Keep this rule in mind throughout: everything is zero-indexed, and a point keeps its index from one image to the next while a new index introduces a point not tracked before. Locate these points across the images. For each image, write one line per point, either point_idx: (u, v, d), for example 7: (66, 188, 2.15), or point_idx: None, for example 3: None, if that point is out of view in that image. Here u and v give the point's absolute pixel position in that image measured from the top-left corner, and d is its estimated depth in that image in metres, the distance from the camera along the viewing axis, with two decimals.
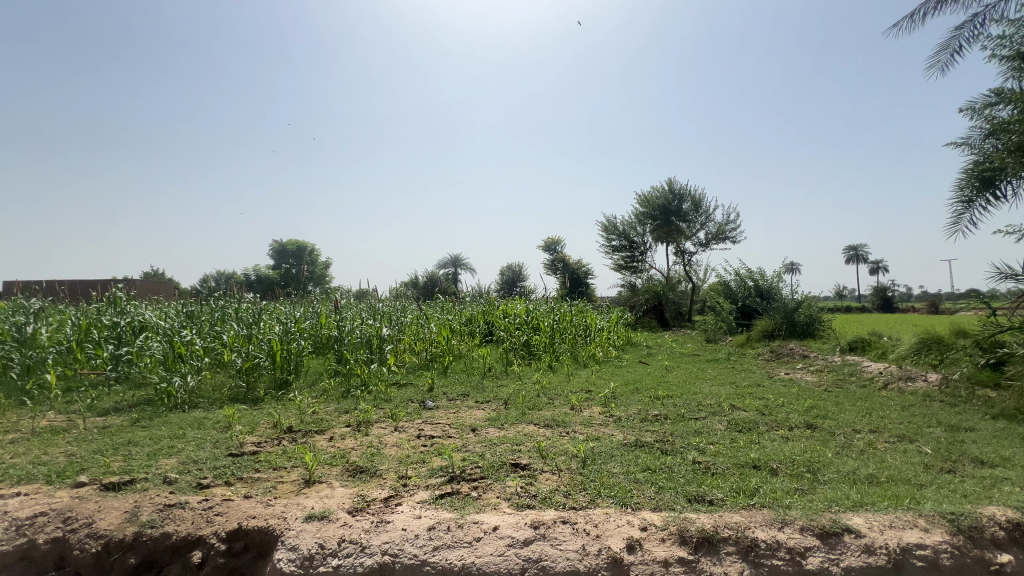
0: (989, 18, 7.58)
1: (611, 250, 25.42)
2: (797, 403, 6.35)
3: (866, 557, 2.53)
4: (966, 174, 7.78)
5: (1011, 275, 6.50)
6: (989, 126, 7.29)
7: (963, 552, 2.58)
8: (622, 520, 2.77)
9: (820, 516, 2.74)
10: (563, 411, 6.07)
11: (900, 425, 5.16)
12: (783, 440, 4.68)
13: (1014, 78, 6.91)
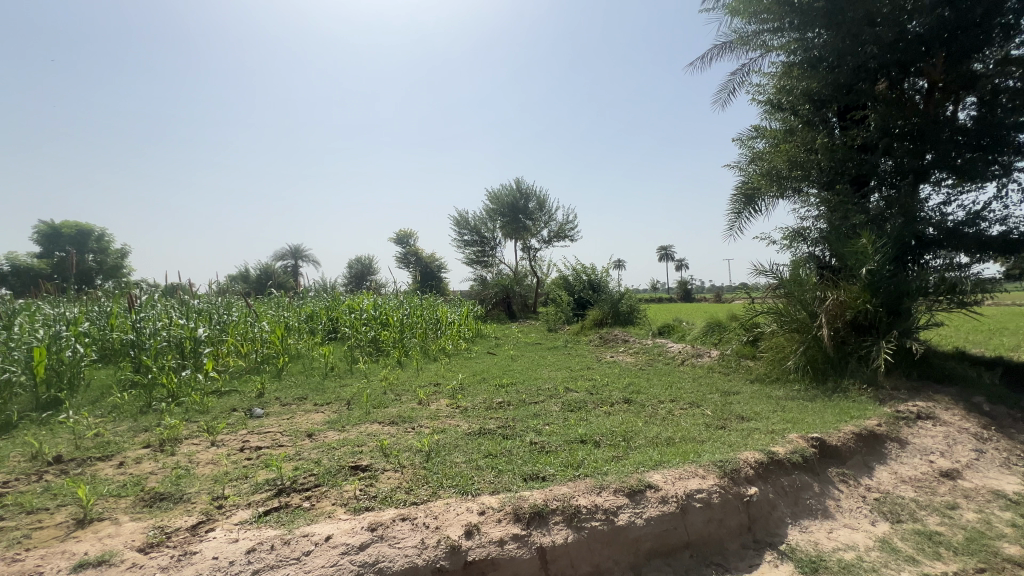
0: (752, 69, 9.63)
1: (462, 244, 25.82)
2: (618, 382, 7.30)
3: (661, 506, 3.02)
4: (737, 191, 9.83)
5: (764, 271, 8.38)
6: (750, 155, 9.31)
7: (727, 490, 3.24)
8: (462, 508, 2.84)
9: (629, 478, 3.19)
10: (410, 406, 5.98)
11: (691, 394, 6.29)
12: (605, 415, 5.33)
13: (767, 118, 8.92)
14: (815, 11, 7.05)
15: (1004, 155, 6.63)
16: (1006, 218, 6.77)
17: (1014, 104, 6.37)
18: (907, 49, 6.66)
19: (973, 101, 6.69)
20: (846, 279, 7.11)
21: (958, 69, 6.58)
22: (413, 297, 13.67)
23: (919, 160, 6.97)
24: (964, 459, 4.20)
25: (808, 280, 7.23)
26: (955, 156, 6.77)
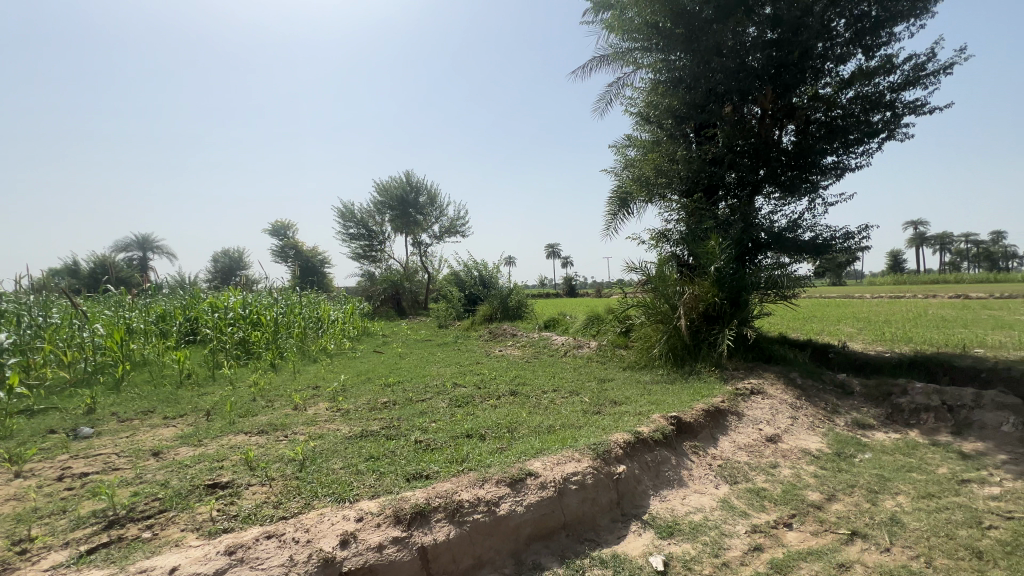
0: (626, 82, 10.51)
1: (347, 238, 24.36)
2: (505, 375, 7.49)
3: (540, 492, 3.16)
4: (613, 194, 10.66)
5: (635, 268, 9.21)
6: (624, 161, 10.16)
7: (600, 470, 3.51)
8: (337, 517, 2.67)
9: (511, 468, 3.29)
10: (283, 412, 5.47)
11: (572, 383, 6.69)
12: (492, 408, 5.43)
13: (638, 129, 9.82)
14: (676, 36, 7.96)
15: (814, 175, 8.07)
16: (815, 226, 8.25)
17: (821, 133, 7.79)
18: (745, 78, 7.77)
19: (793, 128, 8.03)
20: (700, 276, 8.12)
21: (783, 99, 7.84)
22: (289, 293, 12.55)
23: (754, 175, 8.19)
24: (783, 425, 5.07)
25: (670, 276, 8.12)
26: (780, 173, 8.09)
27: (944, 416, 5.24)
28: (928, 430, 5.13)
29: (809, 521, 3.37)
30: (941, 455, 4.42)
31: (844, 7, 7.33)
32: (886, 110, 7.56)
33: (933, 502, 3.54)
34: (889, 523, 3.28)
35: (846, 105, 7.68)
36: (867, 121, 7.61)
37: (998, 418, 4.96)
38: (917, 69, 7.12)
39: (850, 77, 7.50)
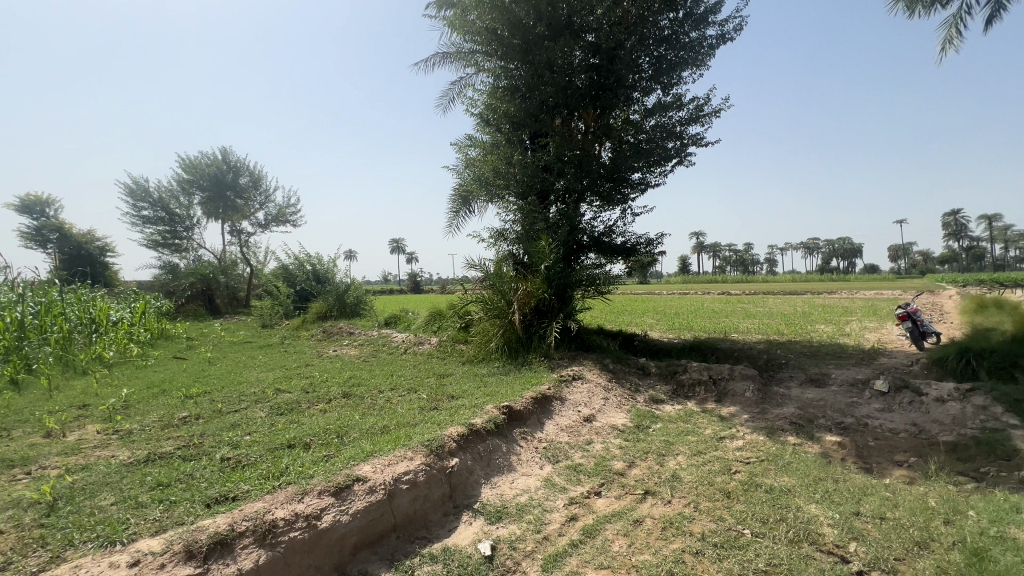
0: (468, 83, 10.73)
1: (138, 220, 19.92)
2: (338, 376, 6.97)
3: (369, 496, 3.02)
4: (455, 191, 10.79)
5: (475, 265, 9.48)
6: (465, 160, 10.37)
7: (432, 466, 3.50)
8: (102, 566, 2.17)
9: (336, 476, 3.09)
10: (25, 442, 4.19)
11: (410, 380, 6.56)
12: (321, 413, 5.00)
13: (479, 130, 10.13)
14: (513, 46, 8.46)
15: (626, 188, 9.33)
16: (625, 233, 9.56)
17: (630, 153, 9.04)
18: (572, 95, 8.57)
19: (610, 145, 9.15)
20: (532, 274, 8.73)
21: (602, 119, 8.88)
22: (44, 287, 9.72)
23: (579, 183, 9.11)
24: (597, 405, 5.76)
25: (507, 273, 8.56)
26: (599, 184, 9.16)
27: (710, 387, 6.56)
28: (700, 400, 6.38)
29: (614, 487, 3.89)
30: (707, 420, 5.54)
31: (648, 48, 8.61)
32: (676, 139, 9.15)
33: (700, 458, 4.41)
34: (671, 479, 3.98)
35: (649, 130, 9.06)
36: (664, 147, 9.10)
37: (744, 386, 6.38)
38: (697, 109, 8.78)
39: (652, 108, 8.87)
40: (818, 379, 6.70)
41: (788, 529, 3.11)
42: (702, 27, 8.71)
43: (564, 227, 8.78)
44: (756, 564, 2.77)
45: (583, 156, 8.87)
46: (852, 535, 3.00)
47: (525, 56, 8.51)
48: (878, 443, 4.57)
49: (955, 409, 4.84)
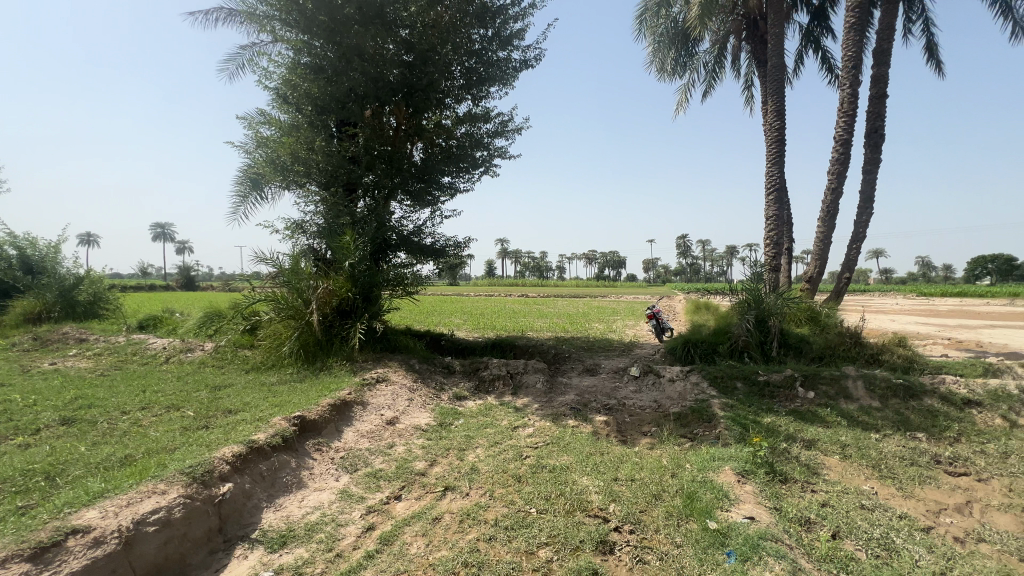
0: (262, 51, 9.36)
1: None
2: (55, 397, 5.24)
3: (93, 551, 2.36)
4: (242, 173, 9.29)
5: (266, 259, 8.32)
6: (256, 138, 9.03)
7: (194, 498, 2.92)
8: None
9: (38, 533, 2.32)
10: None
11: (171, 395, 5.36)
12: (20, 450, 3.67)
13: (274, 107, 8.94)
14: (318, 22, 7.76)
15: (436, 190, 9.43)
16: (434, 234, 9.66)
17: (441, 156, 9.17)
18: (384, 89, 8.28)
19: (421, 145, 9.11)
20: (335, 271, 8.10)
21: (414, 118, 8.79)
22: None
23: (389, 180, 8.86)
24: (401, 407, 5.66)
25: (305, 270, 7.76)
26: (409, 184, 9.05)
27: (508, 381, 7.10)
28: (498, 393, 6.86)
29: (414, 488, 3.86)
30: (504, 411, 5.99)
31: (460, 57, 8.89)
32: (484, 150, 9.65)
33: (497, 448, 4.72)
34: (469, 472, 4.15)
35: (459, 137, 9.33)
36: (473, 155, 9.49)
37: (535, 378, 7.11)
38: (503, 124, 9.44)
39: (462, 116, 9.18)
40: (592, 369, 7.91)
41: (565, 502, 3.55)
42: (509, 49, 9.35)
43: (372, 224, 8.39)
44: (539, 539, 3.09)
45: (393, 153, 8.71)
46: (611, 498, 3.60)
47: (331, 36, 7.88)
48: (632, 419, 5.62)
49: (679, 387, 6.29)
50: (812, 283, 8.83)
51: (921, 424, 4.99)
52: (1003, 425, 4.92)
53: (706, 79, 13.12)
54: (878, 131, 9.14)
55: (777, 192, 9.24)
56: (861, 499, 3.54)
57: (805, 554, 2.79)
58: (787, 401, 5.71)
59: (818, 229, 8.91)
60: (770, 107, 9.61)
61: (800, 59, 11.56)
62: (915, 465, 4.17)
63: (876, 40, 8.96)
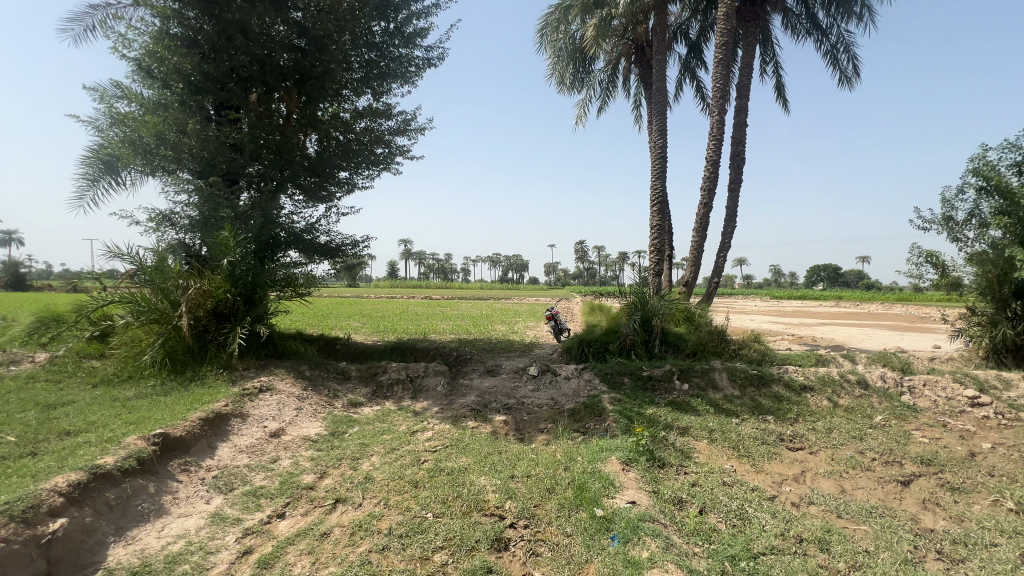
0: (119, 14, 8.09)
1: None
2: None
3: None
4: (91, 153, 7.93)
5: (122, 254, 7.20)
6: (110, 114, 7.77)
7: (10, 540, 2.52)
8: None
9: None
10: None
11: None
12: None
13: (135, 80, 7.78)
14: None
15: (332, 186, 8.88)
16: (330, 232, 9.10)
17: (338, 151, 8.67)
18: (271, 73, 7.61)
19: (316, 137, 8.54)
20: (212, 269, 7.27)
21: (308, 108, 8.21)
22: None
23: (277, 172, 8.14)
24: (288, 417, 5.22)
25: (173, 268, 6.85)
26: (301, 177, 8.42)
27: (407, 385, 6.93)
28: (397, 398, 6.65)
29: (301, 503, 3.59)
30: (403, 416, 5.82)
31: (359, 48, 8.48)
32: (385, 146, 9.29)
33: (394, 454, 4.58)
34: (363, 481, 3.97)
35: (358, 132, 8.89)
36: (372, 152, 9.09)
37: (436, 381, 7.02)
38: (405, 122, 9.20)
39: (362, 110, 8.75)
40: (493, 370, 8.02)
41: (462, 503, 3.55)
42: (412, 47, 9.15)
43: (256, 219, 7.65)
44: (434, 543, 3.05)
45: (283, 142, 8.04)
46: (507, 495, 3.67)
47: (208, 8, 7.07)
48: (530, 417, 5.79)
49: (573, 384, 6.63)
50: (688, 286, 9.86)
51: (770, 409, 5.81)
52: (829, 406, 5.93)
53: (601, 96, 14.03)
54: (740, 155, 10.50)
55: (660, 204, 10.17)
56: (724, 477, 4.02)
57: (677, 530, 3.09)
58: (666, 394, 6.31)
59: (693, 238, 9.97)
60: (654, 127, 10.56)
61: (679, 85, 12.88)
62: (765, 443, 4.85)
63: (739, 76, 10.29)
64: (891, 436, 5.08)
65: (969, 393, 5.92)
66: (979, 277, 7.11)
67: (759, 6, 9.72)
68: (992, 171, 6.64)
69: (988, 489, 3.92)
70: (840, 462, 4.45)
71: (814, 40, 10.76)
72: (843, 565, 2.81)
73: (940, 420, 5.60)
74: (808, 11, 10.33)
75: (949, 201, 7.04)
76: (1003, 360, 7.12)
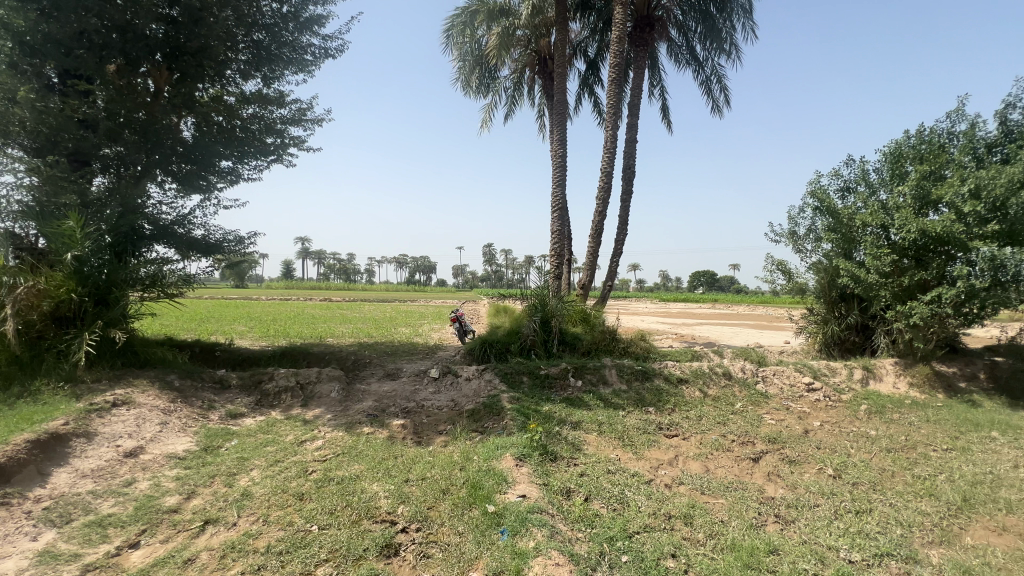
0: None
1: None
2: None
3: None
4: None
5: None
6: None
7: None
8: None
9: None
10: None
11: None
12: None
13: None
14: None
15: (211, 175, 8.00)
16: (206, 226, 8.19)
17: (220, 137, 7.80)
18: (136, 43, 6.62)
19: (192, 120, 7.62)
20: (51, 265, 6.18)
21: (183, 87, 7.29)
22: None
23: (141, 156, 7.07)
24: (148, 434, 4.60)
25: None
26: (172, 163, 7.48)
27: (297, 393, 6.46)
28: (285, 407, 6.18)
29: (161, 529, 3.20)
30: (290, 426, 5.42)
31: (248, 27, 7.68)
32: (277, 136, 8.50)
33: (278, 467, 4.25)
34: (240, 498, 3.64)
35: (245, 119, 8.03)
36: (261, 141, 8.26)
37: (329, 387, 6.63)
38: (299, 112, 8.57)
39: (250, 95, 7.97)
40: (393, 374, 7.79)
41: (351, 512, 3.41)
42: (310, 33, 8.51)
43: (113, 209, 6.65)
44: (318, 556, 2.89)
45: (149, 122, 7.06)
46: (400, 500, 3.59)
47: None
48: (429, 419, 5.73)
49: (474, 385, 6.68)
50: (585, 289, 10.45)
51: (652, 400, 6.37)
52: (700, 396, 6.65)
53: (506, 102, 14.34)
54: (631, 168, 11.38)
55: (560, 211, 10.64)
56: (608, 465, 4.33)
57: (563, 518, 3.27)
58: (561, 391, 6.63)
59: (589, 244, 10.59)
60: (555, 137, 11.04)
61: (578, 99, 13.61)
62: (646, 432, 5.30)
63: (630, 96, 11.15)
64: (747, 420, 5.85)
65: (805, 380, 7.02)
66: (815, 282, 8.44)
67: (647, 33, 10.62)
68: (824, 194, 7.95)
69: (815, 459, 4.68)
70: (706, 445, 5.01)
71: (693, 69, 12.02)
72: (702, 535, 3.17)
73: (785, 404, 6.56)
74: (688, 43, 11.52)
75: (794, 218, 8.28)
76: (832, 352, 8.53)
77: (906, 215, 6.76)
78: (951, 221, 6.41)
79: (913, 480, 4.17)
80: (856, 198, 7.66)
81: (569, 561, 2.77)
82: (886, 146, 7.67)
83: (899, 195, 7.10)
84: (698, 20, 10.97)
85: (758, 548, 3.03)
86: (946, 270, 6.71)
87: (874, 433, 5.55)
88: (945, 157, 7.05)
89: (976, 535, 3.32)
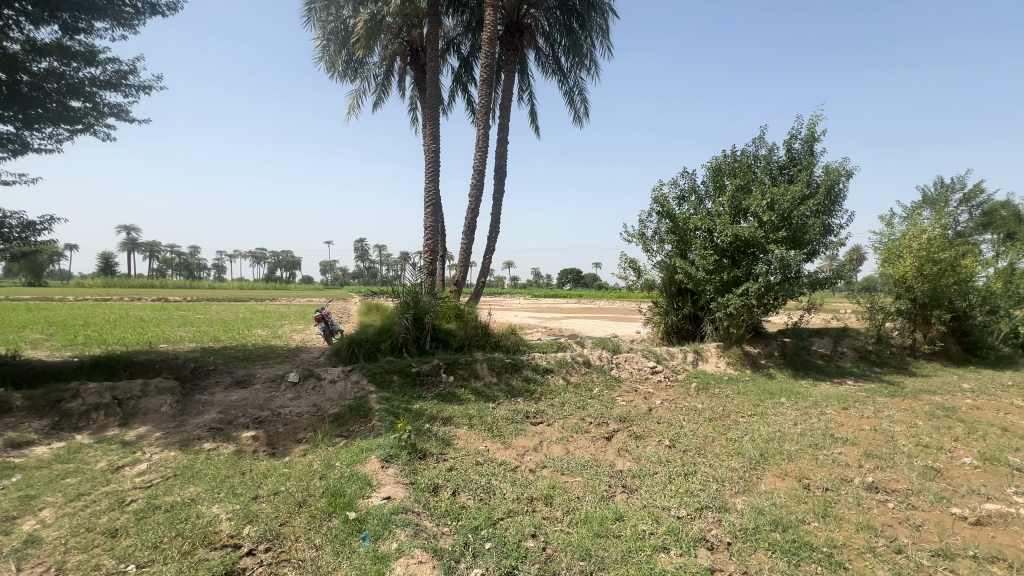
0: None
1: None
2: None
3: None
4: None
5: None
6: None
7: None
8: None
9: None
10: None
11: None
12: None
13: None
14: None
15: None
16: None
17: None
18: None
19: None
20: None
21: None
22: None
23: None
24: None
25: None
26: None
27: (113, 411, 5.39)
28: (96, 428, 5.12)
29: None
30: (102, 450, 4.50)
31: None
32: (85, 101, 6.88)
33: (81, 502, 3.50)
34: (20, 547, 2.92)
35: (37, 75, 6.38)
36: (62, 105, 6.66)
37: (159, 401, 5.64)
38: (119, 75, 7.13)
39: (43, 47, 6.35)
40: (243, 381, 6.94)
41: (182, 542, 2.95)
42: None
43: None
44: None
45: None
46: (246, 520, 3.21)
47: None
48: (285, 428, 5.22)
49: (339, 387, 6.27)
50: (458, 285, 10.48)
51: (520, 391, 6.67)
52: (563, 383, 7.14)
53: (375, 91, 13.67)
54: (502, 168, 11.71)
55: (433, 207, 10.51)
56: (477, 457, 4.41)
57: (428, 515, 3.24)
58: (433, 387, 6.58)
59: (462, 241, 10.65)
60: (428, 131, 10.84)
61: (451, 95, 13.57)
62: (514, 422, 5.52)
63: (501, 97, 11.47)
64: (602, 404, 6.43)
65: (650, 365, 7.99)
66: (658, 278, 9.61)
67: (517, 39, 10.99)
68: (665, 201, 9.08)
69: (656, 433, 5.33)
70: (567, 429, 5.39)
71: (558, 79, 12.79)
72: (560, 513, 3.41)
73: (633, 387, 7.38)
74: (554, 54, 12.22)
75: (643, 221, 9.31)
76: (671, 339, 9.81)
77: (724, 222, 8.07)
78: (755, 228, 7.84)
79: (726, 443, 5.00)
80: (688, 205, 8.91)
81: (433, 556, 2.75)
82: (710, 163, 9.05)
83: (720, 205, 8.42)
84: (563, 33, 11.69)
85: (607, 517, 3.35)
86: (752, 268, 8.18)
87: (700, 407, 6.53)
88: (751, 175, 8.58)
89: (768, 481, 4.11)
